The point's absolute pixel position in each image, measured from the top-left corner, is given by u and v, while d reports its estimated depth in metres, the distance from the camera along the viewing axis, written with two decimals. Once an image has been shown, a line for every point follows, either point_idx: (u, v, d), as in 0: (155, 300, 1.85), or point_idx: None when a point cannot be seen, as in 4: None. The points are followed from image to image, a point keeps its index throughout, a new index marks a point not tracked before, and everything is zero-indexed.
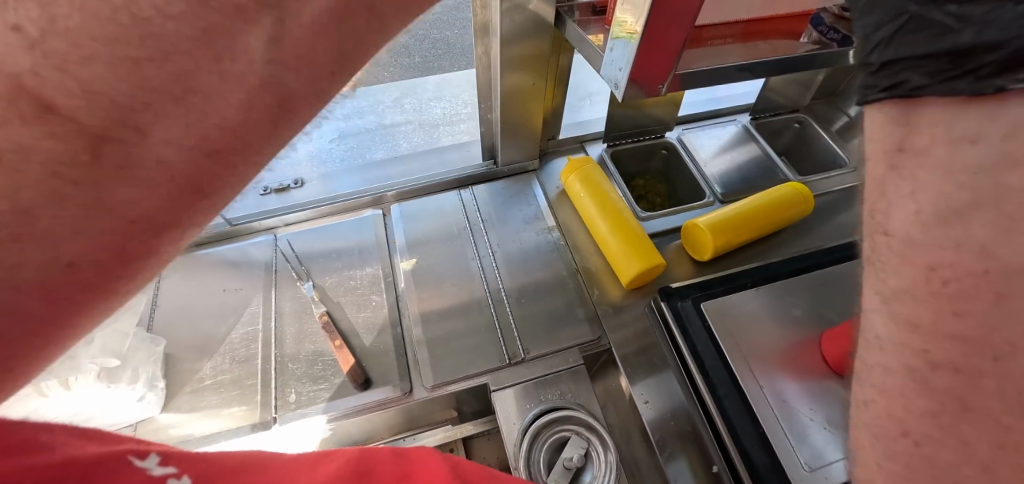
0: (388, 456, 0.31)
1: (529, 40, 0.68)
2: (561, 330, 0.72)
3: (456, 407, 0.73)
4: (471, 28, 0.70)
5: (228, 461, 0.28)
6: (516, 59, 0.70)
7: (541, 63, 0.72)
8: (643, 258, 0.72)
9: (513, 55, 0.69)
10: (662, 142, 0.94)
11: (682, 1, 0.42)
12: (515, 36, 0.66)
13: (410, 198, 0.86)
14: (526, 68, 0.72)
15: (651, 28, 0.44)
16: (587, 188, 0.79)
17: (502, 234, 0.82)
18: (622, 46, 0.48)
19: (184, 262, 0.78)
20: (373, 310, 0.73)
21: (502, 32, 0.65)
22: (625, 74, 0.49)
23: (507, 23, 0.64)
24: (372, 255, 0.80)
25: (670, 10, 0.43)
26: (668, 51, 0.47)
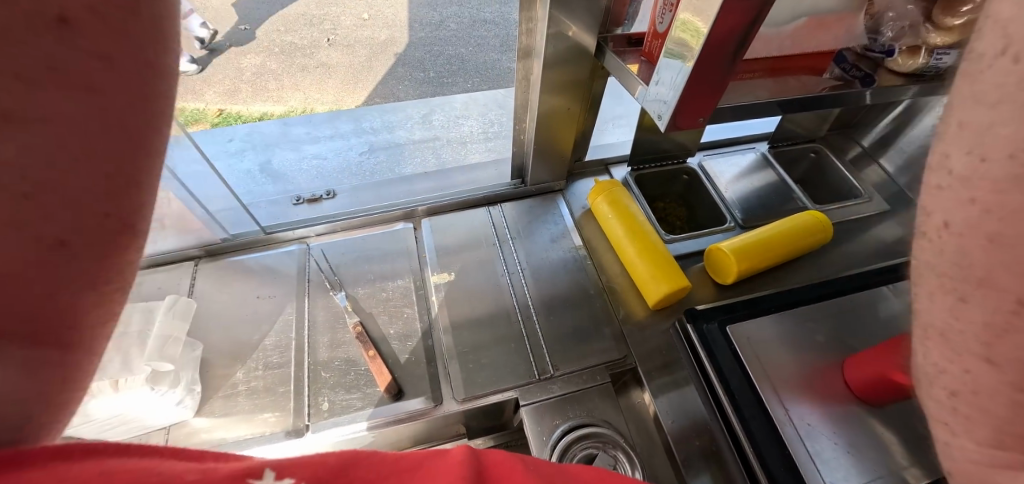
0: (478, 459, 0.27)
1: (569, 66, 0.71)
2: (589, 347, 0.74)
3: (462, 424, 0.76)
4: (515, 53, 0.73)
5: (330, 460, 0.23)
6: (556, 82, 0.73)
7: (578, 89, 0.76)
8: (670, 279, 0.75)
9: (554, 79, 0.73)
10: (683, 168, 0.97)
11: (729, 42, 0.45)
12: (558, 62, 0.70)
13: (440, 212, 0.88)
14: (562, 92, 0.76)
15: (702, 65, 0.46)
16: (614, 210, 0.82)
17: (529, 251, 0.84)
18: (679, 68, 0.49)
19: (218, 268, 0.80)
20: (404, 321, 0.75)
21: (545, 57, 0.68)
22: (673, 105, 0.51)
23: (551, 50, 0.68)
24: (403, 267, 0.81)
25: (719, 51, 0.46)
26: (711, 88, 0.50)
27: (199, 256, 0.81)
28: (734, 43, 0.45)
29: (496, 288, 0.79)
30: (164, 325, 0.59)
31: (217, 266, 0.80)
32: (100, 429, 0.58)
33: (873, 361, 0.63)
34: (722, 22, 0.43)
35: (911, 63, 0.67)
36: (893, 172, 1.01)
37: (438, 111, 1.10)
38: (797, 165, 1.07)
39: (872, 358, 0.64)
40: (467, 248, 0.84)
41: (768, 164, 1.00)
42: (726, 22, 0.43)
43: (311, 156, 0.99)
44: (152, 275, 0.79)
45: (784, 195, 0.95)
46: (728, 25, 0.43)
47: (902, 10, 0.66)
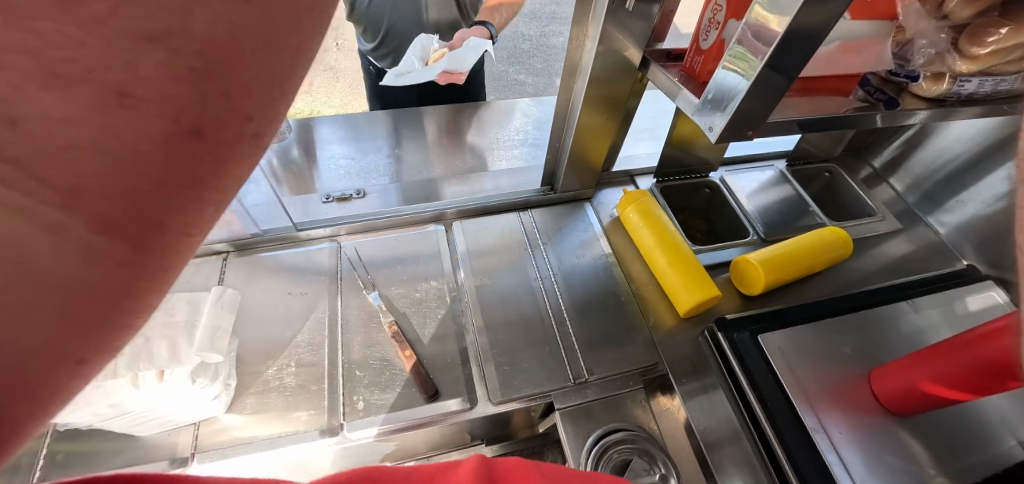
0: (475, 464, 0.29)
1: (611, 76, 0.73)
2: (621, 353, 0.74)
3: (471, 431, 0.77)
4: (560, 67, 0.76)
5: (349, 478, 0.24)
6: (598, 95, 0.76)
7: (616, 101, 0.78)
8: (702, 289, 0.76)
9: (596, 93, 0.76)
10: (705, 181, 0.99)
11: (793, 57, 0.47)
12: (601, 76, 0.73)
13: (471, 216, 0.89)
14: (601, 104, 0.78)
15: (760, 80, 0.49)
16: (644, 219, 0.84)
17: (560, 256, 0.85)
18: (738, 84, 0.51)
19: (250, 264, 0.80)
20: (437, 321, 0.75)
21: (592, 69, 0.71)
22: (725, 119, 0.54)
23: (598, 64, 0.71)
24: (435, 268, 0.82)
25: (782, 68, 0.48)
26: (765, 103, 0.52)
27: (228, 251, 0.81)
28: (793, 63, 0.48)
29: (529, 293, 0.79)
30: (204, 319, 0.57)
31: (248, 261, 0.80)
32: (131, 423, 0.57)
33: (903, 372, 0.65)
34: (786, 42, 0.45)
35: (935, 88, 0.69)
36: (903, 191, 1.05)
37: (463, 117, 1.11)
38: (811, 183, 1.11)
39: (902, 369, 0.65)
40: (499, 252, 0.84)
41: (786, 180, 1.03)
42: (791, 40, 0.45)
43: (337, 154, 0.99)
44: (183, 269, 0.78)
45: (802, 211, 0.98)
46: (788, 45, 0.45)
47: (935, 38, 0.69)
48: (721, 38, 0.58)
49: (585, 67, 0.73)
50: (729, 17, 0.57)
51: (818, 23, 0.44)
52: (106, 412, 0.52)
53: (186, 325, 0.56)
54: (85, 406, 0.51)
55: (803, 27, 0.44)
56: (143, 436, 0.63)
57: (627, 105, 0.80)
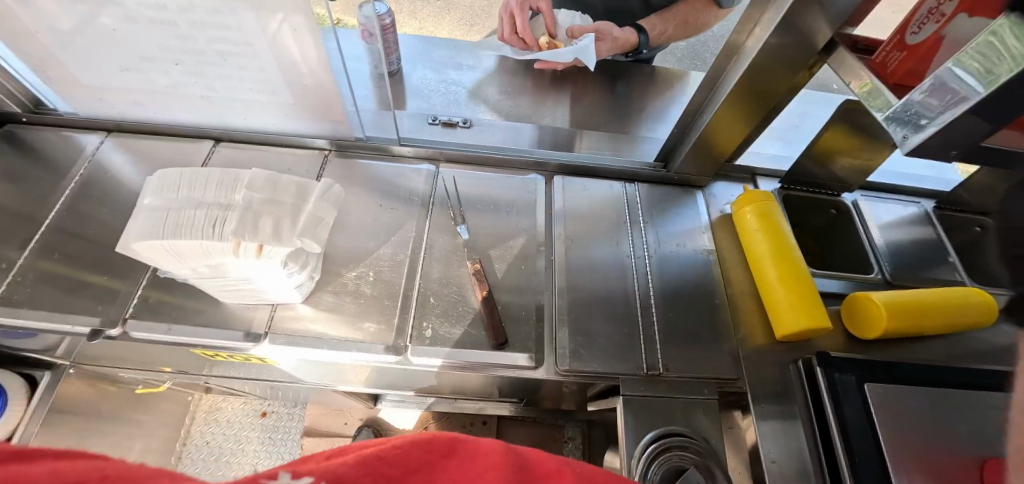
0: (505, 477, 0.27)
1: (783, 59, 0.63)
2: (703, 357, 0.68)
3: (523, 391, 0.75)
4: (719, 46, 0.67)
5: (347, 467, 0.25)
6: (755, 84, 0.67)
7: (777, 91, 0.68)
8: (812, 317, 0.67)
9: (752, 81, 0.66)
10: (834, 201, 0.87)
11: None
12: (766, 64, 0.63)
13: (573, 173, 0.84)
14: (756, 90, 0.68)
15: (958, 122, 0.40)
16: (761, 224, 0.75)
17: (659, 239, 0.79)
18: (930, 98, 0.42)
19: (348, 167, 0.79)
20: (519, 271, 0.72)
21: (764, 47, 0.61)
22: (929, 132, 0.43)
23: (766, 51, 0.61)
24: (527, 218, 0.78)
25: None
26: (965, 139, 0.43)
27: (330, 149, 0.81)
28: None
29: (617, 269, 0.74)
30: (308, 206, 0.55)
31: (345, 164, 0.80)
32: (220, 287, 0.58)
33: None
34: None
35: None
36: None
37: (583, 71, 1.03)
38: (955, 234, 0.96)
39: None
40: (595, 220, 0.79)
41: (929, 223, 0.89)
42: None
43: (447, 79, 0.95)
44: (287, 155, 0.79)
45: (941, 262, 0.85)
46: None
47: None
48: (939, 35, 0.47)
49: (749, 50, 0.64)
50: (959, 11, 0.46)
51: None
52: (205, 270, 0.54)
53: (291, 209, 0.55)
54: (188, 259, 0.52)
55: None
56: (227, 303, 0.65)
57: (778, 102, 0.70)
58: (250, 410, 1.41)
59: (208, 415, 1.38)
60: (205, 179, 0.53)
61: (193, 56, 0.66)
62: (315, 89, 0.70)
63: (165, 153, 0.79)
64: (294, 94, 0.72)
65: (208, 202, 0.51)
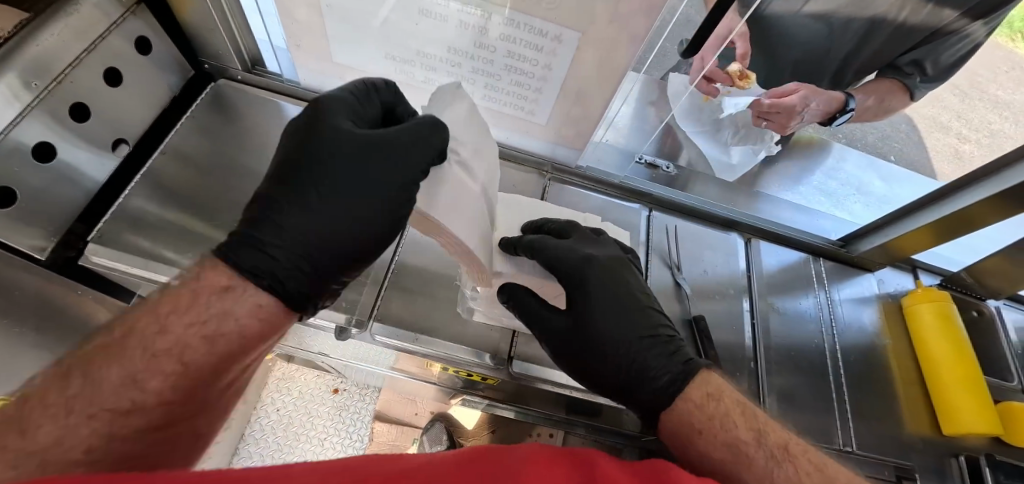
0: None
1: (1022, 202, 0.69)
2: (882, 439, 0.74)
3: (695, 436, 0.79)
4: (985, 161, 0.71)
5: None
6: (978, 213, 0.73)
7: (990, 217, 0.74)
8: (988, 421, 0.73)
9: (979, 210, 0.72)
10: (979, 304, 0.93)
11: None
12: (1001, 202, 0.70)
13: (766, 238, 0.87)
14: (974, 215, 0.74)
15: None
16: (940, 324, 0.80)
17: (841, 316, 0.84)
18: None
19: (567, 193, 0.80)
20: (726, 331, 0.75)
21: (1013, 185, 0.66)
22: None
23: (1010, 194, 0.67)
24: (730, 274, 0.81)
25: None
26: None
27: (548, 172, 0.82)
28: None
29: (814, 345, 0.79)
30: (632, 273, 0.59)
31: (562, 190, 0.80)
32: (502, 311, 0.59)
33: None
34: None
35: None
36: None
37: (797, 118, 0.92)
38: None
39: None
40: (787, 287, 0.83)
41: None
42: None
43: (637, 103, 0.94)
44: (509, 171, 0.80)
45: None
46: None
47: None
48: None
49: (993, 185, 0.70)
50: None
51: None
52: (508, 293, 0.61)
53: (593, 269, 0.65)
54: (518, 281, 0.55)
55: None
56: (469, 319, 0.65)
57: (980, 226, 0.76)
58: (324, 385, 1.38)
59: (281, 382, 1.35)
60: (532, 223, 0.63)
61: (476, 63, 0.64)
62: (575, 118, 0.70)
63: None
64: (553, 116, 0.71)
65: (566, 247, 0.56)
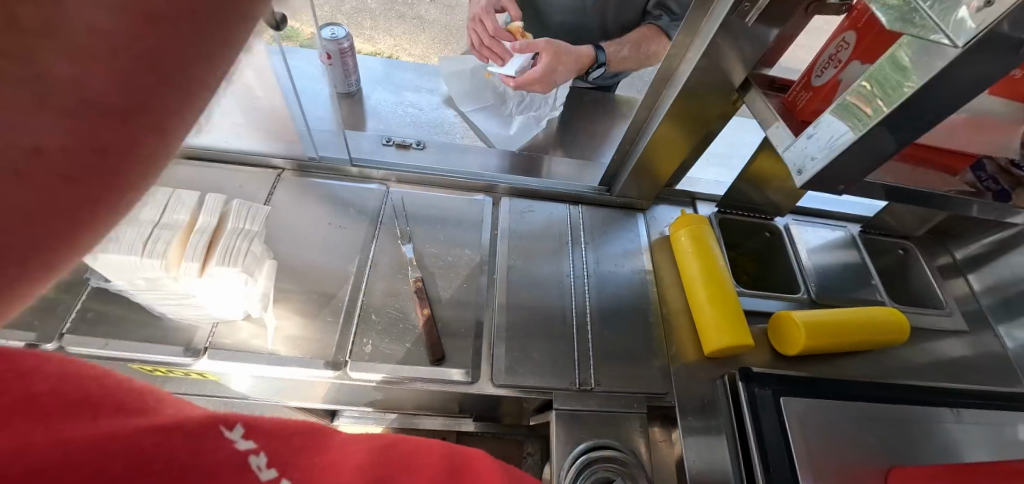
0: (362, 440, 0.32)
1: (706, 99, 0.69)
2: (635, 371, 0.72)
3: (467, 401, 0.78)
4: (651, 76, 0.72)
5: (290, 436, 0.31)
6: (669, 132, 0.76)
7: (699, 124, 0.74)
8: (735, 334, 0.72)
9: (668, 129, 0.75)
10: (767, 225, 0.92)
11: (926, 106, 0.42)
12: (688, 104, 0.70)
13: (521, 195, 0.87)
14: (678, 125, 0.75)
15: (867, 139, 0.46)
16: (695, 247, 0.79)
17: (600, 257, 0.82)
18: (842, 134, 0.47)
19: (297, 183, 0.81)
20: (463, 291, 0.75)
21: (684, 86, 0.67)
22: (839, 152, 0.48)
23: (686, 96, 0.69)
24: (473, 236, 0.81)
25: (914, 109, 0.42)
26: (855, 168, 0.50)
27: (285, 168, 0.82)
28: (910, 127, 0.44)
29: (567, 290, 0.78)
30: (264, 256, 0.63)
31: (297, 182, 0.81)
32: (160, 301, 0.60)
33: None
34: (901, 111, 0.42)
35: None
36: (979, 291, 0.94)
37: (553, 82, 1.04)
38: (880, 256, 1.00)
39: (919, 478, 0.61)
40: (539, 240, 0.82)
41: (854, 246, 0.94)
42: (922, 102, 0.41)
43: (349, 101, 0.96)
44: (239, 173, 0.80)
45: (862, 281, 0.90)
46: (923, 106, 0.42)
47: None
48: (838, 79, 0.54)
49: (670, 93, 0.71)
50: (854, 59, 0.54)
51: (969, 93, 0.40)
52: (142, 283, 0.55)
53: (259, 233, 0.59)
54: (119, 274, 0.53)
55: (947, 92, 0.40)
56: (165, 319, 0.66)
57: (705, 130, 0.76)
58: None
59: None
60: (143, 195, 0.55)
61: None
62: (270, 111, 0.73)
63: None
64: (242, 112, 0.73)
65: (151, 223, 0.53)
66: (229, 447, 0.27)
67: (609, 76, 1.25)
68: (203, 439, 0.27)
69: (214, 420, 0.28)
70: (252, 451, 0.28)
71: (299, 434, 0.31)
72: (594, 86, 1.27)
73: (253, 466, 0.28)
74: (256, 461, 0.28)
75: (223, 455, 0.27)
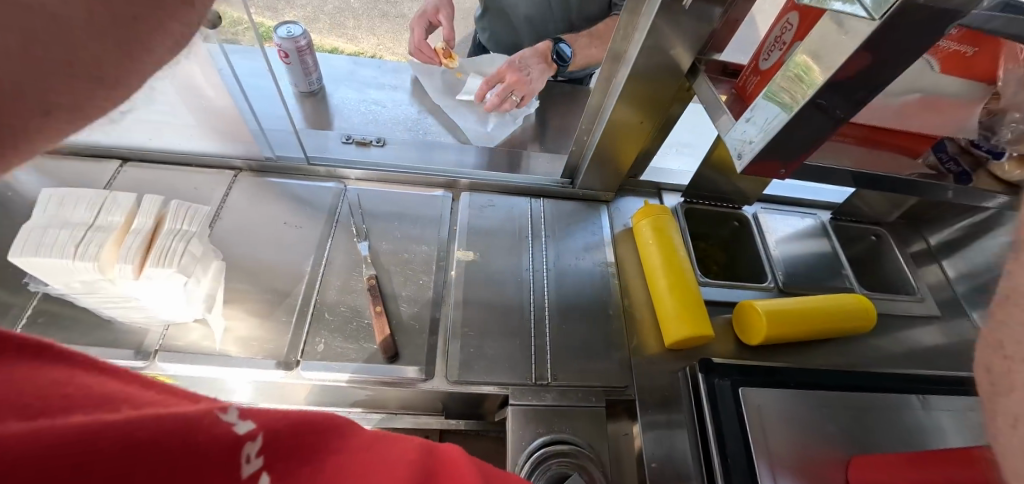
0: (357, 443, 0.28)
1: (658, 81, 0.69)
2: (595, 365, 0.72)
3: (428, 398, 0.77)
4: (604, 54, 0.71)
5: (283, 423, 0.25)
6: (624, 119, 0.75)
7: (654, 109, 0.74)
8: (694, 324, 0.71)
9: (623, 117, 0.75)
10: (735, 214, 0.91)
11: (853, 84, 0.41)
12: (642, 86, 0.70)
13: (483, 190, 0.86)
14: (634, 111, 0.74)
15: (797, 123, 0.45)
16: (656, 236, 0.78)
17: (560, 250, 0.82)
18: (774, 114, 0.47)
19: (255, 183, 0.80)
20: (420, 288, 0.74)
21: (635, 66, 0.67)
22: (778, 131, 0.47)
23: (639, 76, 0.68)
24: (431, 232, 0.80)
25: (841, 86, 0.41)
26: (790, 150, 0.49)
27: (242, 169, 0.82)
28: (834, 110, 0.43)
29: (526, 284, 0.77)
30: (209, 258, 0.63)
31: (254, 182, 0.81)
32: (103, 304, 0.59)
33: (879, 467, 0.60)
34: (823, 92, 0.42)
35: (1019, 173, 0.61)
36: (954, 277, 0.92)
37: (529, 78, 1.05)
38: (852, 244, 0.98)
39: (879, 467, 0.60)
40: (499, 235, 0.81)
41: (825, 234, 0.92)
42: (841, 82, 0.40)
43: (312, 100, 0.96)
44: (194, 175, 0.80)
45: (832, 268, 0.88)
46: (843, 86, 0.41)
47: None
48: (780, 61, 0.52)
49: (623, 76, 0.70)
50: (797, 39, 0.50)
51: (893, 68, 0.39)
52: (79, 286, 0.55)
53: (199, 232, 0.58)
54: (56, 276, 0.53)
55: (865, 69, 0.39)
56: (116, 323, 0.66)
57: (661, 115, 0.75)
58: None
59: None
60: (79, 199, 0.55)
61: None
62: (220, 110, 0.72)
63: (68, 171, 0.77)
64: (193, 112, 0.73)
65: (78, 224, 0.54)
66: (226, 431, 0.21)
67: (580, 69, 1.24)
68: (197, 423, 0.20)
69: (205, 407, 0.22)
70: (252, 432, 0.23)
71: (297, 425, 0.25)
72: (565, 80, 1.27)
73: (243, 455, 0.22)
74: (248, 449, 0.22)
75: (219, 444, 0.21)
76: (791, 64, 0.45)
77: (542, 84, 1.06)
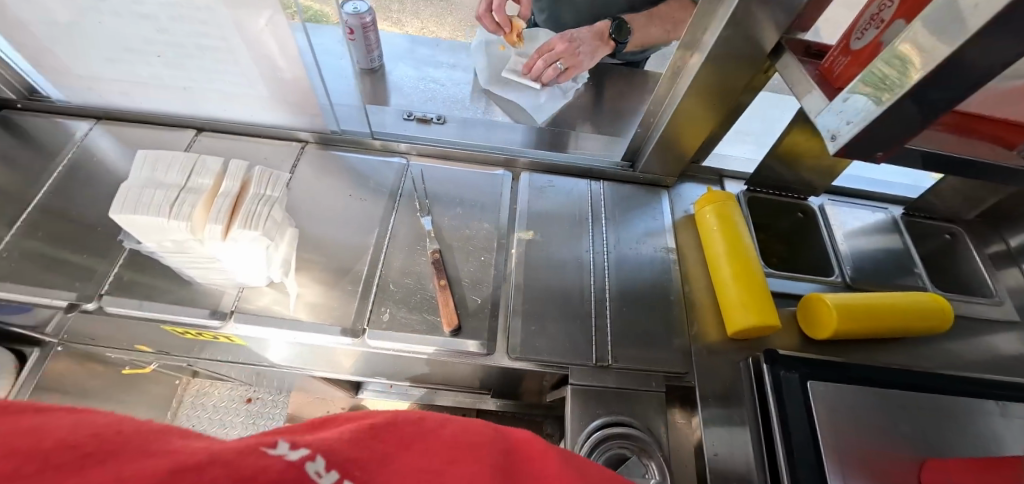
0: (441, 438, 0.27)
1: (736, 64, 0.66)
2: (656, 351, 0.70)
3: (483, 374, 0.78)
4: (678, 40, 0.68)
5: (344, 444, 0.25)
6: (694, 104, 0.73)
7: (728, 94, 0.71)
8: (761, 315, 0.69)
9: (694, 101, 0.72)
10: (801, 205, 0.88)
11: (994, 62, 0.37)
12: (720, 70, 0.67)
13: (542, 170, 0.85)
14: (708, 95, 0.71)
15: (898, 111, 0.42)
16: (721, 224, 0.76)
17: (620, 235, 0.81)
18: (865, 106, 0.45)
19: (320, 156, 0.82)
20: (481, 266, 0.74)
21: (711, 50, 0.64)
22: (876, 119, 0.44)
23: (717, 60, 0.65)
24: (490, 211, 0.80)
25: None
26: (890, 137, 0.46)
27: (308, 141, 0.84)
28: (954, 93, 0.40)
29: (585, 266, 0.77)
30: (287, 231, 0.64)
31: (321, 155, 0.83)
32: (188, 264, 0.62)
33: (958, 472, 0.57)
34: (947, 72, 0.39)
35: None
36: None
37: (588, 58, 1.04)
38: (923, 242, 0.93)
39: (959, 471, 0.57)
40: (559, 217, 0.81)
41: (896, 229, 0.88)
42: None
43: (371, 77, 0.96)
44: (264, 146, 0.82)
45: (903, 265, 0.84)
46: None
47: None
48: (879, 40, 0.48)
49: (699, 59, 0.67)
50: (898, 16, 0.46)
51: None
52: (170, 245, 0.58)
53: (280, 199, 0.60)
54: (150, 235, 0.56)
55: None
56: (195, 285, 0.69)
57: (734, 101, 0.72)
58: (237, 395, 1.25)
59: (195, 399, 1.23)
60: (170, 161, 0.57)
61: (173, 48, 0.68)
62: (292, 83, 0.74)
63: (149, 139, 0.81)
64: (267, 85, 0.74)
65: (170, 185, 0.56)
66: (278, 461, 0.21)
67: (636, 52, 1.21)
68: (246, 458, 0.21)
69: (253, 443, 0.22)
70: (308, 456, 0.22)
71: (358, 441, 0.25)
72: (620, 62, 1.24)
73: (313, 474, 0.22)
74: (313, 467, 0.22)
75: (276, 470, 0.21)
76: (888, 50, 0.42)
77: (593, 63, 1.05)
